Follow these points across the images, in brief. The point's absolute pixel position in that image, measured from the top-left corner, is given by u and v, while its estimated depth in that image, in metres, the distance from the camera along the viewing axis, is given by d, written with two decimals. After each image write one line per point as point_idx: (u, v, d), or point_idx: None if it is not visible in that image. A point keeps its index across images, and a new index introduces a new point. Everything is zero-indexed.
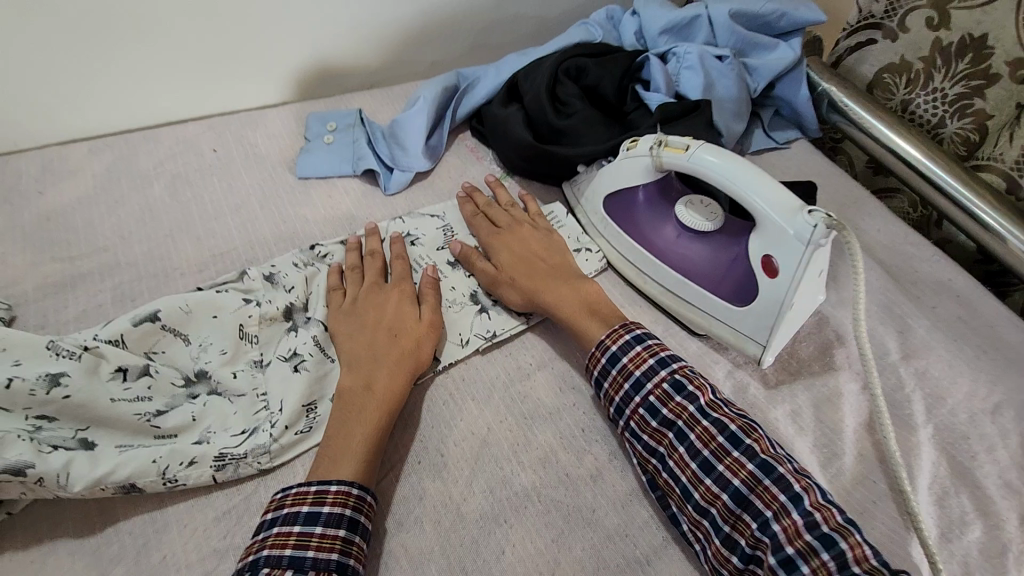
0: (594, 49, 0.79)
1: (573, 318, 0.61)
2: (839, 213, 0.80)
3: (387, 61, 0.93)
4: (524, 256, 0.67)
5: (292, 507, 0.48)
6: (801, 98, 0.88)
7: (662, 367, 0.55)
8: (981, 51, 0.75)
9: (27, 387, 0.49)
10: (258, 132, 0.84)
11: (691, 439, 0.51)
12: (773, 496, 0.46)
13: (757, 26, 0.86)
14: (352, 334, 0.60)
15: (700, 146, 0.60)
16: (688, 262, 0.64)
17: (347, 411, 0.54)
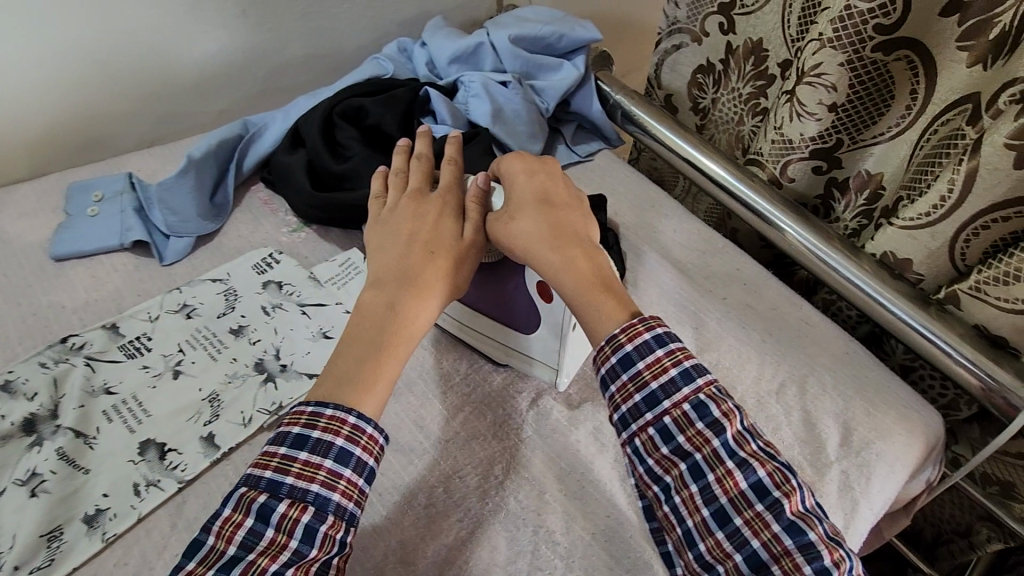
0: (374, 87, 0.77)
1: (574, 291, 0.53)
2: (639, 219, 0.83)
3: (164, 116, 0.85)
4: (542, 202, 0.57)
5: (287, 426, 0.45)
6: (596, 112, 0.91)
7: (685, 383, 0.48)
8: (758, 53, 0.79)
9: None
10: (7, 213, 0.73)
11: (708, 480, 0.46)
12: (796, 566, 0.42)
13: (540, 47, 0.88)
14: (388, 247, 0.57)
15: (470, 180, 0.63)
16: (480, 293, 0.64)
17: (364, 329, 0.51)
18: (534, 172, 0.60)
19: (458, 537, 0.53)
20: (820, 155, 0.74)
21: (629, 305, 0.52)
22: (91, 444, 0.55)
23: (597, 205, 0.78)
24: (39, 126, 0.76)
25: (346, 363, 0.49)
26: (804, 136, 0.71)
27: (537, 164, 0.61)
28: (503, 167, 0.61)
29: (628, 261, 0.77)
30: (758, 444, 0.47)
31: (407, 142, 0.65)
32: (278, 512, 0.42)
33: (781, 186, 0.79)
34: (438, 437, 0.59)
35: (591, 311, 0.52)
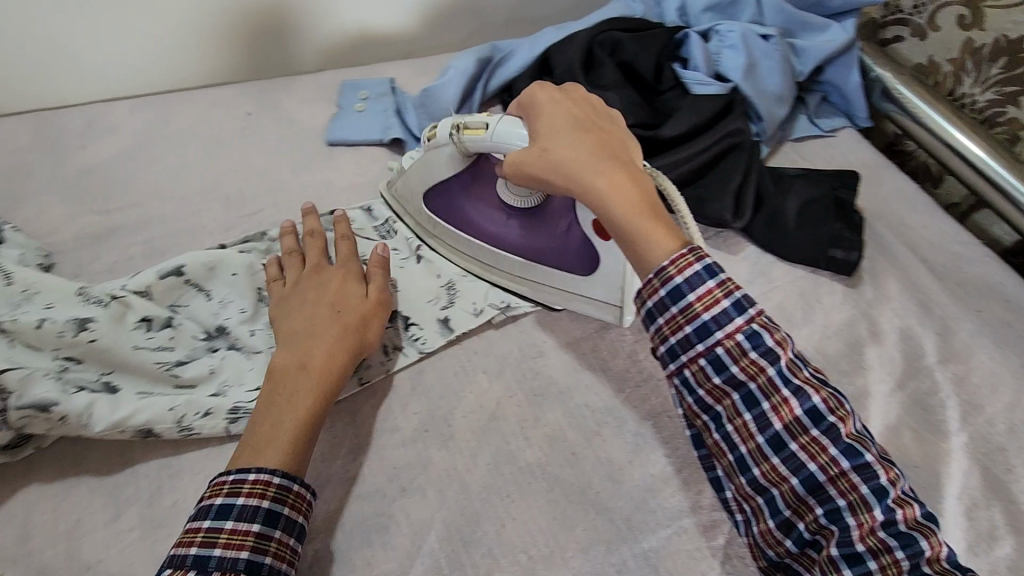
0: (631, 25, 0.76)
1: (622, 218, 0.50)
2: (884, 205, 0.76)
3: (423, 31, 0.92)
4: (579, 128, 0.54)
5: (207, 500, 0.45)
6: (853, 84, 0.82)
7: (738, 313, 0.45)
8: (1015, 55, 0.71)
9: (56, 328, 0.52)
10: (292, 98, 0.83)
11: (762, 408, 0.45)
12: (853, 485, 0.43)
13: (807, 5, 0.82)
14: (293, 317, 0.56)
15: (497, 120, 0.58)
16: (527, 240, 0.65)
17: (279, 390, 0.51)
18: (561, 102, 0.57)
19: (666, 473, 0.53)
20: None
21: (676, 232, 0.49)
22: None
23: (847, 182, 0.71)
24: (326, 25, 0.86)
25: (276, 400, 0.50)
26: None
27: (562, 95, 0.57)
28: (524, 101, 0.58)
29: (867, 248, 0.71)
30: (810, 371, 0.46)
31: (291, 225, 0.65)
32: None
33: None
34: (651, 374, 0.60)
35: (637, 239, 0.49)
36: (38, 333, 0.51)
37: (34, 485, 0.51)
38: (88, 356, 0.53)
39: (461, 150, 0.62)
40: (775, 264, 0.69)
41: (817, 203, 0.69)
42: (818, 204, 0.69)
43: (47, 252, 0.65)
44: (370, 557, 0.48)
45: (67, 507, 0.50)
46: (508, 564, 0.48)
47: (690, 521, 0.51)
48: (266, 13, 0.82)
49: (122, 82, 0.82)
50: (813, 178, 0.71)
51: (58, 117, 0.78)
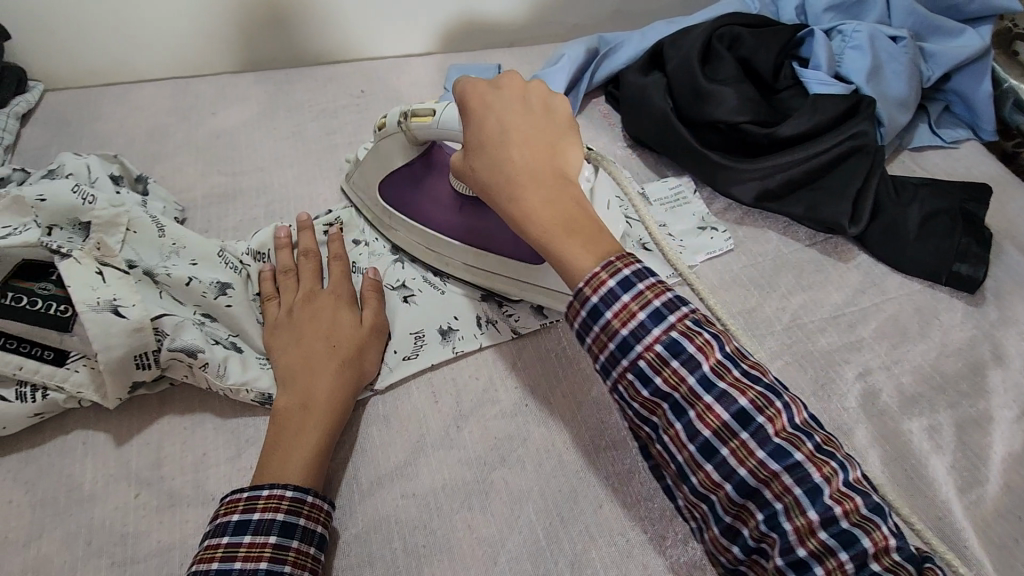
0: (752, 21, 0.75)
1: (535, 237, 0.43)
2: (1012, 223, 0.71)
3: (531, 21, 0.93)
4: (499, 136, 0.46)
5: (223, 516, 0.44)
6: (983, 94, 0.77)
7: (654, 325, 0.39)
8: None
9: (201, 288, 0.57)
10: (402, 80, 0.86)
11: (690, 416, 0.39)
12: (786, 489, 0.38)
13: (941, 8, 0.79)
14: (286, 355, 0.54)
15: (444, 107, 0.56)
16: (478, 231, 0.61)
17: (285, 431, 0.49)
18: (496, 101, 0.48)
19: None
20: None
21: (597, 247, 0.42)
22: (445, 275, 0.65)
23: (974, 195, 0.67)
24: (440, 10, 0.89)
25: (285, 435, 0.49)
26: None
27: (494, 92, 0.48)
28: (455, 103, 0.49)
29: (993, 267, 0.67)
30: (742, 370, 0.40)
31: (287, 234, 0.63)
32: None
33: None
34: None
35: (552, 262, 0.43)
36: (186, 289, 0.56)
37: (168, 416, 0.55)
38: (223, 318, 0.57)
39: (410, 138, 0.60)
40: (888, 275, 0.66)
41: (941, 214, 0.66)
42: (943, 215, 0.66)
43: (182, 207, 0.70)
44: (468, 520, 0.50)
45: (195, 439, 0.54)
46: (604, 544, 0.49)
47: None
48: None
49: (249, 57, 0.88)
50: (937, 188, 0.68)
51: (193, 86, 0.84)
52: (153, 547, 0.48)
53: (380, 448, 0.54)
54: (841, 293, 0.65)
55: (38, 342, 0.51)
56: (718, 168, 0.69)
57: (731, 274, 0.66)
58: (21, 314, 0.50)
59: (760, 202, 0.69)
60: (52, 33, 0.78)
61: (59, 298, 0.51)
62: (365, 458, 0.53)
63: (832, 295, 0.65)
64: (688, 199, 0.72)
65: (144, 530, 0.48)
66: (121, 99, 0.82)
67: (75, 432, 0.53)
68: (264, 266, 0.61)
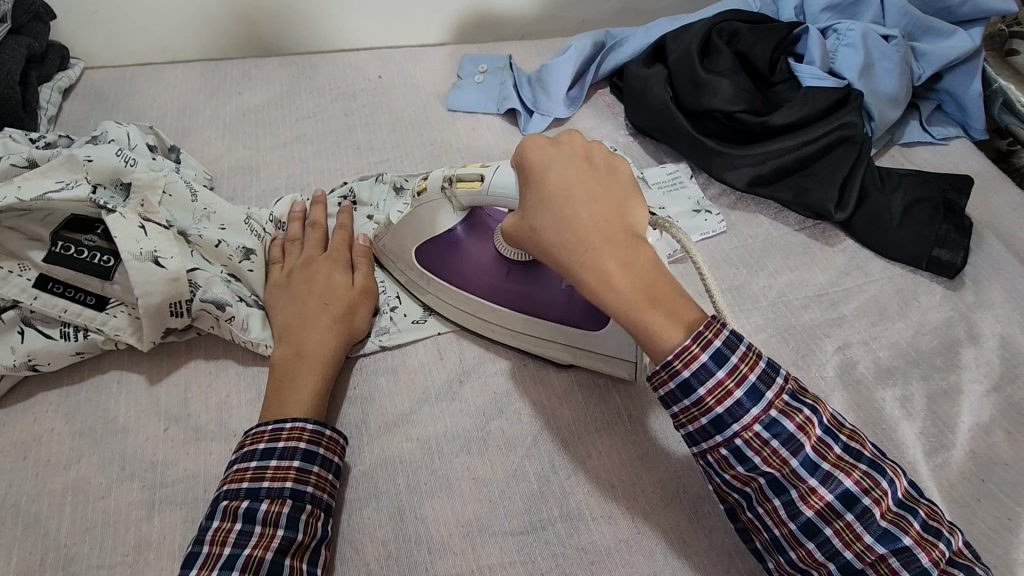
0: (751, 18, 0.79)
1: (617, 305, 0.46)
2: (995, 215, 0.74)
3: (541, 15, 0.98)
4: (568, 198, 0.48)
5: (251, 445, 0.49)
6: (973, 93, 0.81)
7: (752, 403, 0.44)
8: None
9: (228, 251, 0.62)
10: (418, 67, 0.91)
11: (791, 495, 0.44)
12: (893, 570, 0.42)
13: (934, 10, 0.82)
14: (286, 311, 0.59)
15: (493, 176, 0.54)
16: (528, 296, 0.59)
17: (279, 379, 0.54)
18: (557, 157, 0.50)
19: None
20: None
21: (682, 316, 0.45)
22: None
23: (957, 184, 0.71)
24: (455, 3, 0.93)
25: (283, 380, 0.54)
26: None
27: (555, 150, 0.51)
28: (515, 163, 0.51)
29: (973, 255, 0.70)
30: (842, 447, 0.44)
31: (302, 209, 0.67)
32: (261, 510, 0.45)
33: None
34: None
35: (635, 328, 0.46)
36: (215, 250, 0.61)
37: (194, 361, 0.59)
38: (247, 280, 0.62)
39: (456, 204, 0.58)
40: (872, 259, 0.70)
41: (923, 203, 0.70)
42: (925, 204, 0.70)
43: (210, 177, 0.75)
44: (467, 463, 0.54)
45: (219, 383, 0.58)
46: (592, 488, 0.53)
47: None
48: None
49: (275, 41, 0.93)
50: (922, 177, 0.71)
51: (220, 67, 0.89)
52: (180, 474, 0.52)
53: (389, 397, 0.58)
54: (826, 274, 0.68)
55: (82, 289, 0.56)
56: (715, 155, 0.73)
57: (722, 254, 0.70)
58: (69, 261, 0.55)
59: (753, 186, 0.73)
60: (94, 15, 0.83)
61: (103, 249, 0.56)
62: (374, 405, 0.57)
63: (818, 276, 0.68)
64: (684, 183, 0.76)
65: (172, 459, 0.53)
66: (154, 78, 0.87)
67: (110, 372, 0.58)
68: (271, 238, 0.65)
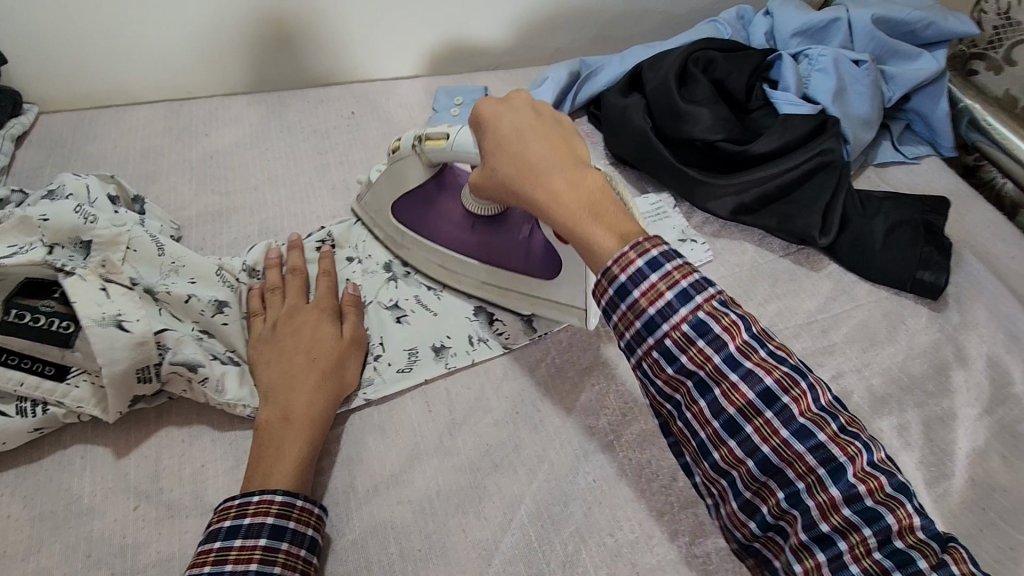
0: (724, 45, 0.79)
1: (564, 223, 0.45)
2: (972, 234, 0.75)
3: (513, 45, 0.97)
4: (518, 137, 0.49)
5: (216, 522, 0.46)
6: (941, 113, 0.82)
7: (680, 303, 0.40)
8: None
9: (199, 306, 0.58)
10: (393, 102, 0.90)
11: (714, 394, 0.40)
12: (809, 468, 0.39)
13: (900, 34, 0.83)
14: (269, 368, 0.55)
15: (457, 132, 0.58)
16: (491, 249, 0.64)
17: (265, 447, 0.50)
18: (508, 108, 0.51)
19: None
20: None
21: (622, 230, 0.43)
22: (438, 297, 0.68)
23: (934, 206, 0.71)
24: (427, 37, 0.92)
25: (268, 448, 0.50)
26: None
27: (504, 102, 0.52)
28: (470, 116, 0.53)
29: (954, 276, 0.71)
30: (768, 349, 0.41)
31: (277, 254, 0.64)
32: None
33: None
34: None
35: (581, 242, 0.45)
36: (185, 306, 0.57)
37: (165, 430, 0.56)
38: (219, 334, 0.59)
39: (424, 160, 0.62)
40: (857, 284, 0.70)
41: (904, 225, 0.70)
42: (906, 226, 0.70)
43: (177, 226, 0.72)
44: (462, 524, 0.51)
45: (193, 454, 0.54)
46: (594, 545, 0.50)
47: None
48: (376, 23, 0.89)
49: (244, 78, 0.90)
50: (900, 200, 0.72)
51: (185, 108, 0.86)
52: (152, 558, 0.49)
53: (376, 457, 0.55)
54: (814, 301, 0.68)
55: (40, 358, 0.52)
56: (697, 184, 0.73)
57: None
58: (25, 331, 0.51)
59: (737, 215, 0.72)
60: (47, 58, 0.80)
61: (63, 314, 0.52)
62: (361, 466, 0.55)
63: (805, 303, 0.68)
64: (666, 212, 0.76)
65: (144, 542, 0.49)
66: (114, 121, 0.83)
67: (72, 448, 0.54)
68: (250, 287, 0.62)
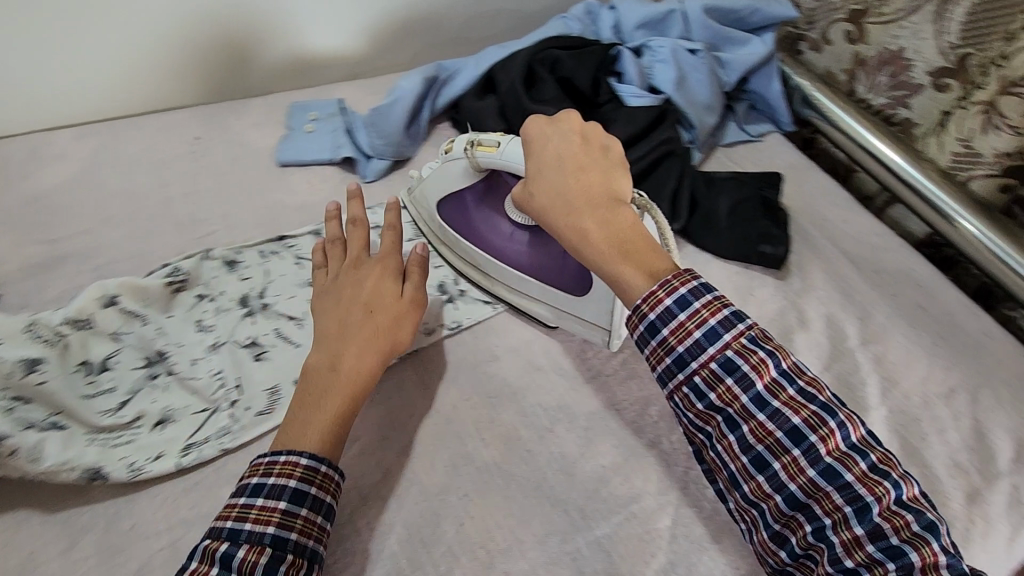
0: (568, 43, 0.81)
1: (593, 257, 0.52)
2: (811, 202, 0.81)
3: (369, 53, 0.95)
4: (561, 166, 0.56)
5: (246, 478, 0.48)
6: (774, 92, 0.88)
7: (710, 343, 0.47)
8: (899, 63, 0.79)
9: (4, 368, 0.51)
10: (243, 121, 0.85)
11: (743, 430, 0.47)
12: (836, 506, 0.45)
13: (730, 20, 0.88)
14: (329, 315, 0.57)
15: (508, 141, 0.62)
16: (521, 259, 0.66)
17: (310, 394, 0.52)
18: (555, 135, 0.58)
19: (615, 464, 0.56)
20: (1011, 173, 0.70)
21: (650, 267, 0.50)
22: (301, 326, 0.64)
23: (770, 181, 0.77)
24: (274, 52, 0.88)
25: (312, 396, 0.52)
26: (996, 150, 0.70)
27: (554, 126, 0.58)
28: (522, 137, 0.59)
29: (796, 245, 0.76)
30: (797, 388, 0.47)
31: (336, 206, 0.65)
32: (237, 557, 0.44)
33: (963, 181, 0.74)
34: (597, 371, 0.63)
35: (609, 276, 0.52)
36: None
37: None
38: (38, 398, 0.53)
39: (473, 164, 0.66)
40: (711, 262, 0.74)
41: (745, 203, 0.75)
42: (747, 203, 0.75)
43: None
44: (331, 564, 0.50)
45: (17, 541, 0.49)
46: (467, 559, 0.50)
47: (638, 506, 0.54)
48: (212, 38, 0.83)
49: (65, 109, 0.81)
50: (740, 179, 0.77)
51: None
52: None
53: None
54: None
55: None
56: None
57: None
58: None
59: None
60: None
61: None
62: None
63: None
64: None
65: None
66: None
67: None
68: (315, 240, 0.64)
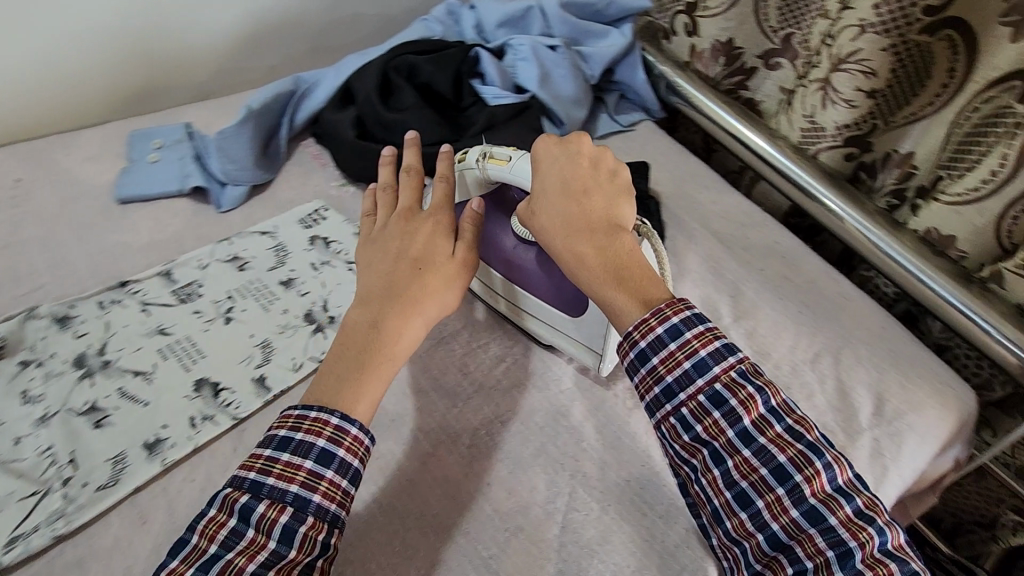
0: (425, 47, 0.79)
1: (587, 281, 0.53)
2: (683, 187, 0.83)
3: (219, 69, 0.88)
4: (565, 190, 0.55)
5: (275, 429, 0.48)
6: (639, 81, 0.90)
7: (699, 375, 0.49)
8: (731, 52, 0.83)
9: None
10: (72, 155, 0.76)
11: (727, 465, 0.48)
12: (818, 550, 0.45)
13: (588, 14, 0.89)
14: (375, 265, 0.56)
15: (519, 157, 0.59)
16: (519, 275, 0.64)
17: (348, 351, 0.51)
18: (563, 155, 0.57)
19: (500, 479, 0.56)
20: (852, 142, 0.74)
21: (644, 296, 0.51)
22: (149, 380, 0.58)
23: (639, 172, 0.79)
24: (105, 78, 0.80)
25: (351, 351, 0.51)
26: (837, 124, 0.72)
27: (563, 146, 0.57)
28: (531, 152, 0.58)
29: (668, 231, 0.78)
30: (784, 426, 0.48)
31: (392, 153, 0.64)
32: (257, 512, 0.44)
33: (811, 155, 0.77)
34: (479, 385, 0.62)
35: (602, 302, 0.52)
36: None
37: None
38: None
39: (482, 177, 0.63)
40: None
41: None
42: None
43: None
44: None
45: None
46: None
47: (525, 519, 0.53)
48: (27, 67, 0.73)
49: None
50: None
51: None
52: None
53: None
54: None
55: None
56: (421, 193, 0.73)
57: None
58: None
59: None
60: None
61: None
62: None
63: None
64: None
65: None
66: None
67: None
68: (366, 186, 0.64)
